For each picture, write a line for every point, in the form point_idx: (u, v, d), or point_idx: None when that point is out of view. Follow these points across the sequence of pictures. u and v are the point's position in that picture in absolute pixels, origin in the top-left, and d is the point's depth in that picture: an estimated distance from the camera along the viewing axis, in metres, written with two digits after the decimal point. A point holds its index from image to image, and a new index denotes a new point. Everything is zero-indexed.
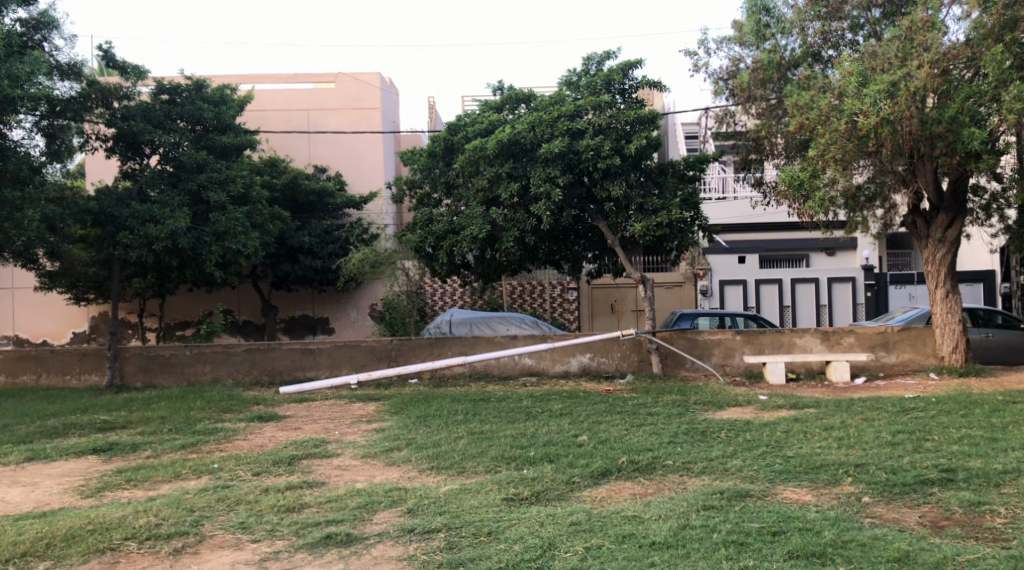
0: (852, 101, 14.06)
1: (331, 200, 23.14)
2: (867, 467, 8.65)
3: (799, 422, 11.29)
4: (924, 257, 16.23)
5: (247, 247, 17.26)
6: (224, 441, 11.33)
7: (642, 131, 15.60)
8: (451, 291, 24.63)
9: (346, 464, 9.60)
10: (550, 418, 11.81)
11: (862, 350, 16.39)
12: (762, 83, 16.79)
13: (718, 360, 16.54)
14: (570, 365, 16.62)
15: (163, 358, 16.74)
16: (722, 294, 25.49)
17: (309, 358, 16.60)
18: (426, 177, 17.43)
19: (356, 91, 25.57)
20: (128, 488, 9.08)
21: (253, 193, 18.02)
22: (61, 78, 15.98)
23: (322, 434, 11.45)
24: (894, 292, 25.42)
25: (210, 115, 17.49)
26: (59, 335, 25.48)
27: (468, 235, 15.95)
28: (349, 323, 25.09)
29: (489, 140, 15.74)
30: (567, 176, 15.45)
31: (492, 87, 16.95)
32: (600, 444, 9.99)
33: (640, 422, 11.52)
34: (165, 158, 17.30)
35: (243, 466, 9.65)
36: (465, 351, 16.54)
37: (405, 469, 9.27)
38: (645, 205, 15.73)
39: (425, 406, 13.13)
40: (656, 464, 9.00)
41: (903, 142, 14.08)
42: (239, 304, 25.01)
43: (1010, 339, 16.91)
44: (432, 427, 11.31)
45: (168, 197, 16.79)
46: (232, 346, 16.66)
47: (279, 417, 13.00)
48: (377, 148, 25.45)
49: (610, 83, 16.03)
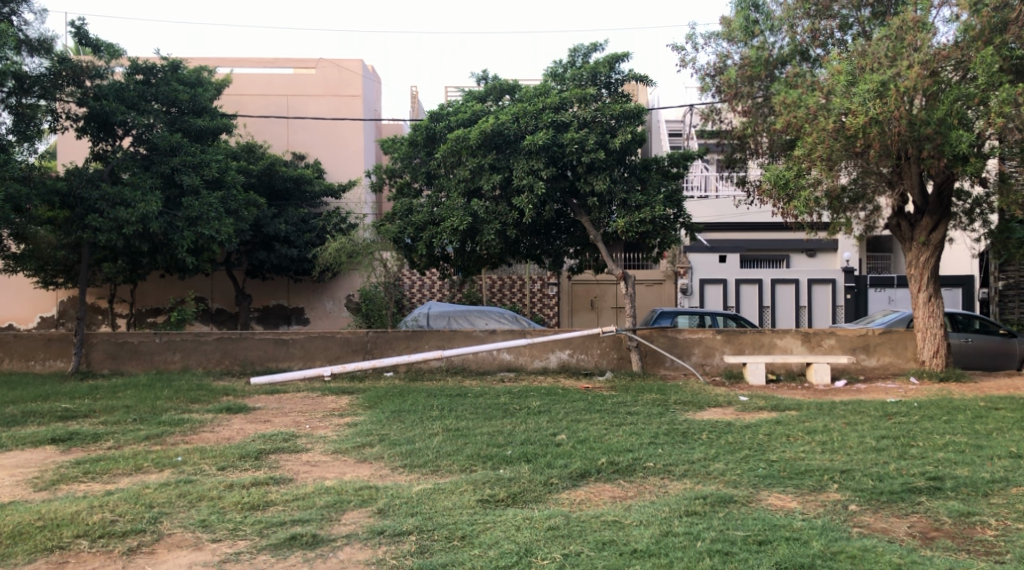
0: (840, 100, 13.85)
1: (309, 187, 22.74)
2: (853, 473, 8.40)
3: (782, 425, 11.05)
4: (907, 260, 16.03)
5: (221, 233, 16.85)
6: (190, 433, 10.96)
7: (627, 126, 15.33)
8: (429, 284, 24.26)
9: (315, 460, 9.26)
10: (528, 416, 11.51)
11: (843, 352, 16.21)
12: (750, 80, 16.53)
13: (697, 359, 16.32)
14: (548, 361, 16.33)
15: (131, 345, 16.31)
16: (702, 293, 25.22)
17: (282, 348, 16.24)
18: (406, 167, 17.09)
19: (338, 78, 25.17)
20: (85, 482, 8.74)
21: (228, 177, 17.61)
22: (29, 53, 15.63)
23: (292, 427, 11.09)
24: (874, 295, 25.11)
25: (186, 97, 17.10)
26: (26, 319, 24.94)
27: (448, 226, 15.61)
28: (324, 313, 24.72)
29: (471, 130, 15.37)
30: (550, 169, 15.15)
31: (476, 77, 16.61)
32: (579, 444, 9.69)
33: (620, 422, 11.24)
34: (138, 140, 16.87)
35: (208, 460, 9.30)
36: (442, 344, 16.22)
37: (377, 467, 8.94)
38: (628, 201, 15.47)
39: (400, 401, 12.79)
40: (636, 465, 8.72)
41: (891, 143, 13.87)
42: (212, 292, 24.55)
43: (990, 344, 16.77)
44: (406, 423, 10.97)
45: (140, 180, 16.37)
46: (203, 334, 16.26)
47: (249, 408, 12.63)
48: (357, 136, 25.05)
49: (596, 75, 15.73)
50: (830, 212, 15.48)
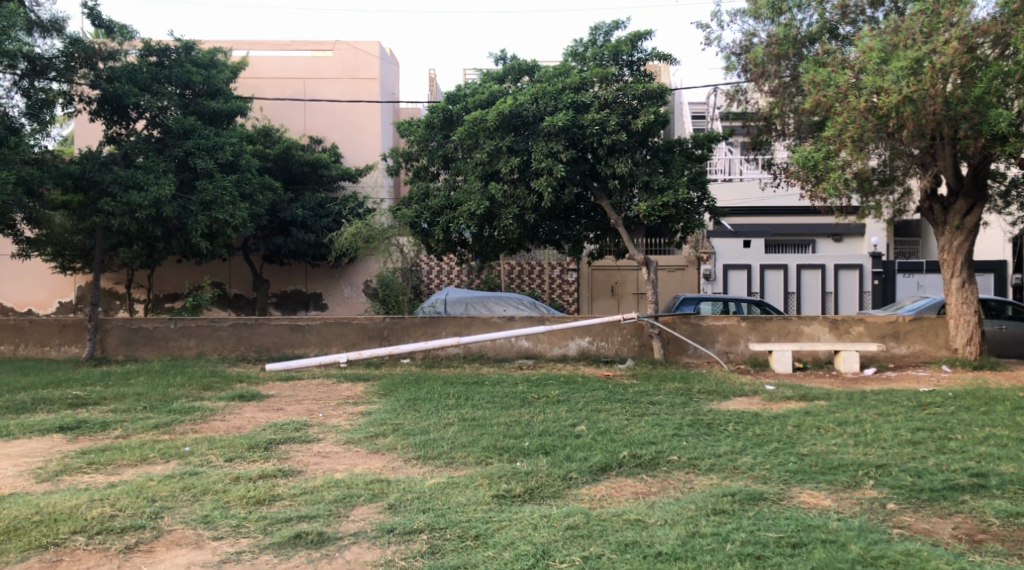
0: (872, 78, 13.45)
1: (326, 171, 22.39)
2: (889, 468, 7.97)
3: (811, 416, 10.68)
4: (940, 245, 15.55)
5: (235, 218, 16.54)
6: (200, 422, 10.65)
7: (649, 107, 14.88)
8: (447, 270, 23.91)
9: (326, 451, 8.93)
10: (547, 405, 11.13)
11: (872, 339, 15.74)
12: (779, 58, 16.03)
13: (721, 346, 15.89)
14: (567, 348, 15.96)
15: (146, 331, 16.06)
16: (726, 278, 24.76)
17: (298, 335, 15.94)
18: (422, 150, 16.47)
19: (355, 61, 24.78)
20: (90, 473, 8.42)
21: (243, 160, 17.26)
22: (41, 35, 15.33)
23: (305, 416, 10.76)
24: (902, 281, 24.69)
25: (199, 79, 16.70)
26: (44, 305, 24.79)
27: (465, 211, 15.25)
28: (342, 299, 24.42)
29: (489, 111, 14.92)
30: (570, 151, 14.73)
31: (494, 57, 16.17)
32: (599, 436, 9.31)
33: (642, 412, 10.84)
34: (152, 123, 16.54)
35: (216, 450, 8.97)
36: (460, 331, 15.85)
37: (389, 458, 8.59)
38: (650, 183, 15.04)
39: (416, 388, 12.44)
40: (660, 459, 8.34)
41: (926, 123, 13.41)
42: (230, 277, 24.29)
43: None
44: (420, 412, 10.62)
45: (153, 163, 16.04)
46: (218, 320, 15.97)
47: (262, 396, 12.32)
48: (374, 119, 24.67)
49: (618, 54, 15.28)
50: (860, 196, 15.08)
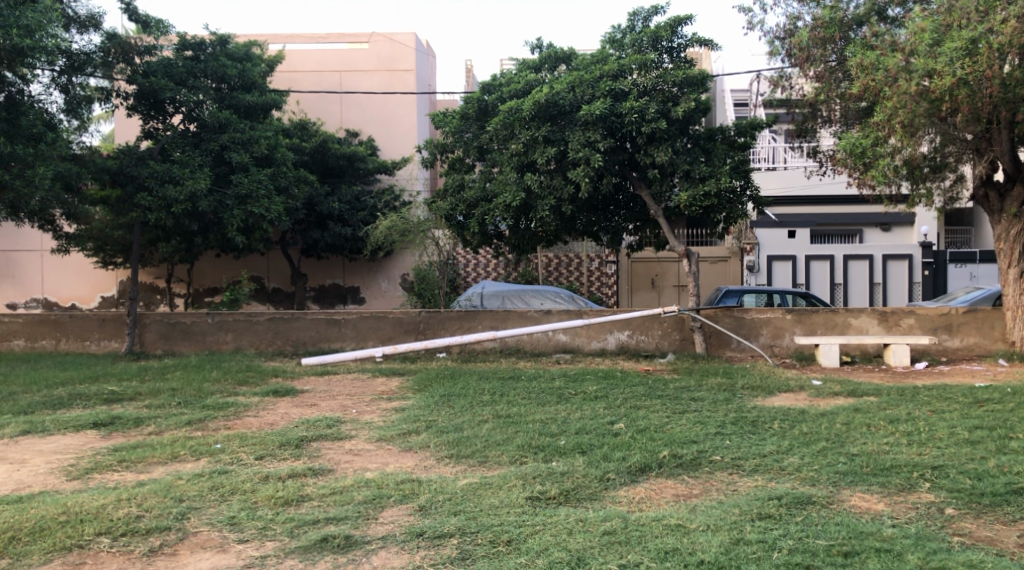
0: (924, 60, 13.21)
1: (363, 164, 22.26)
2: (946, 470, 7.64)
3: (861, 414, 10.45)
4: (996, 233, 14.99)
5: (271, 211, 16.39)
6: (233, 418, 10.47)
7: (690, 94, 14.61)
8: (485, 262, 23.68)
9: (358, 449, 8.71)
10: (584, 401, 10.87)
11: (923, 332, 15.28)
12: (825, 41, 15.70)
13: (765, 340, 15.51)
14: (606, 342, 15.66)
15: (184, 325, 15.99)
16: (770, 269, 24.44)
17: (334, 329, 15.77)
18: (457, 141, 16.11)
19: (390, 52, 24.61)
20: (120, 470, 8.20)
21: (278, 154, 17.12)
22: (78, 30, 15.29)
23: (338, 412, 10.56)
24: (955, 271, 23.95)
25: (234, 72, 16.56)
26: (87, 299, 24.93)
27: (501, 202, 15.00)
28: (380, 292, 24.30)
29: (525, 100, 14.71)
30: (608, 140, 14.42)
31: (530, 46, 15.88)
32: (638, 434, 9.03)
33: (683, 409, 10.54)
34: (188, 117, 16.46)
35: (247, 448, 8.75)
36: (496, 325, 15.60)
37: (421, 457, 8.36)
38: (691, 172, 14.69)
39: (451, 384, 12.23)
40: (702, 459, 8.05)
41: (982, 106, 13.14)
42: (268, 272, 24.28)
43: None
44: (455, 408, 10.39)
45: (189, 157, 15.93)
46: (255, 314, 15.87)
47: (296, 391, 12.15)
48: (410, 111, 24.46)
49: (658, 40, 14.90)
50: (909, 183, 14.71)
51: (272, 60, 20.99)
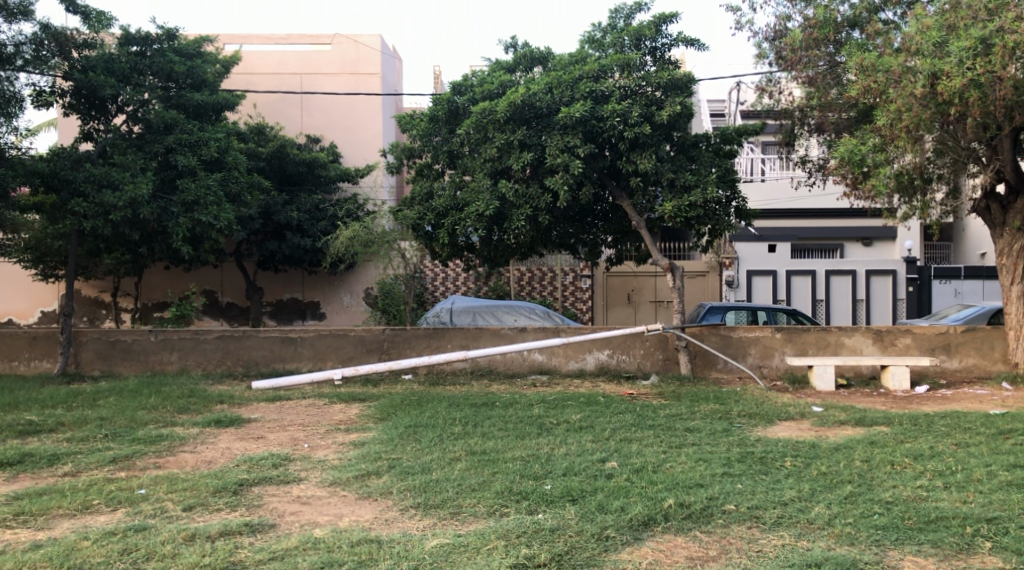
0: (930, 61, 12.21)
1: (324, 171, 20.93)
2: (1003, 524, 6.70)
3: (878, 448, 9.35)
4: (998, 248, 13.88)
5: (221, 220, 14.66)
6: (166, 455, 8.87)
7: (675, 97, 13.45)
8: (453, 276, 22.40)
9: (307, 496, 7.37)
10: (568, 434, 9.59)
11: (921, 353, 14.16)
12: (819, 43, 14.62)
13: (754, 361, 14.35)
14: (585, 363, 14.39)
15: (124, 343, 14.47)
16: (749, 286, 23.27)
17: (289, 348, 14.39)
18: (425, 147, 14.80)
19: (355, 55, 23.39)
20: (15, 528, 6.79)
21: (230, 157, 15.41)
22: (6, 20, 13.70)
23: (287, 448, 9.14)
24: (939, 287, 23.10)
25: (182, 69, 14.92)
26: (26, 314, 23.33)
27: (472, 212, 13.65)
28: (341, 308, 22.96)
29: (499, 101, 13.53)
30: (588, 146, 13.24)
31: (504, 44, 14.63)
32: (635, 476, 7.78)
33: (680, 443, 9.27)
34: (133, 118, 14.74)
35: (175, 495, 7.30)
36: (467, 344, 14.32)
37: (381, 508, 7.03)
38: (676, 181, 13.51)
39: (418, 411, 10.95)
40: (714, 509, 6.91)
41: (992, 110, 12.16)
42: (222, 285, 22.83)
43: None
44: (422, 444, 9.05)
45: (130, 159, 14.11)
46: (203, 332, 14.40)
47: (243, 421, 10.60)
48: (374, 116, 23.23)
49: (640, 39, 13.71)
50: (905, 196, 13.70)
51: (226, 60, 19.57)
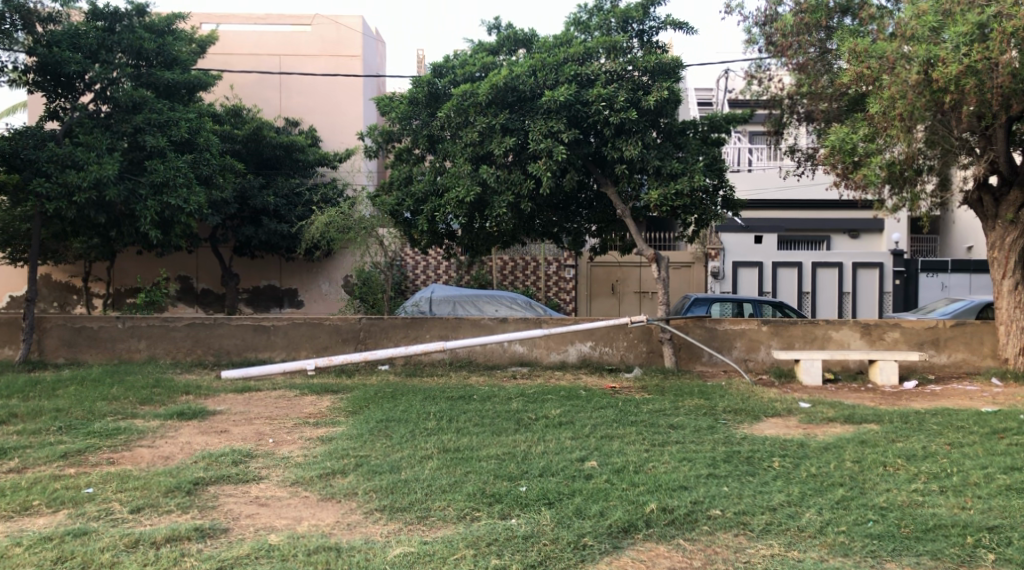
0: (926, 46, 11.77)
1: (302, 155, 20.42)
2: (1006, 534, 6.45)
3: (869, 448, 8.96)
4: (990, 241, 13.49)
5: (191, 203, 14.13)
6: (121, 450, 8.40)
7: (662, 82, 12.98)
8: (434, 264, 21.92)
9: (266, 498, 6.97)
10: (546, 430, 9.15)
11: (909, 348, 13.78)
12: (810, 28, 14.16)
13: (740, 354, 13.95)
14: (567, 354, 13.96)
15: (90, 330, 13.89)
16: (735, 277, 22.96)
17: (261, 337, 13.88)
18: (404, 130, 14.27)
19: (336, 36, 22.82)
20: None
21: (202, 139, 14.86)
22: None
23: (250, 443, 8.68)
24: (926, 281, 22.76)
25: (153, 46, 14.31)
26: None
27: (452, 198, 13.13)
28: (319, 295, 22.46)
29: (481, 84, 13.05)
30: (573, 131, 12.78)
31: (487, 26, 14.13)
32: (615, 476, 7.38)
33: (663, 441, 8.85)
34: (100, 97, 14.10)
35: (123, 496, 6.92)
36: (446, 334, 13.86)
37: (344, 511, 6.76)
38: (662, 168, 13.03)
39: (392, 404, 10.50)
40: (699, 515, 6.65)
41: (988, 100, 11.77)
42: (197, 271, 22.28)
43: None
44: (392, 440, 8.61)
45: (95, 139, 13.51)
46: (172, 319, 13.86)
47: (207, 413, 10.11)
48: (355, 99, 22.70)
49: (627, 22, 13.24)
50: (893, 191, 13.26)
51: (202, 40, 18.96)
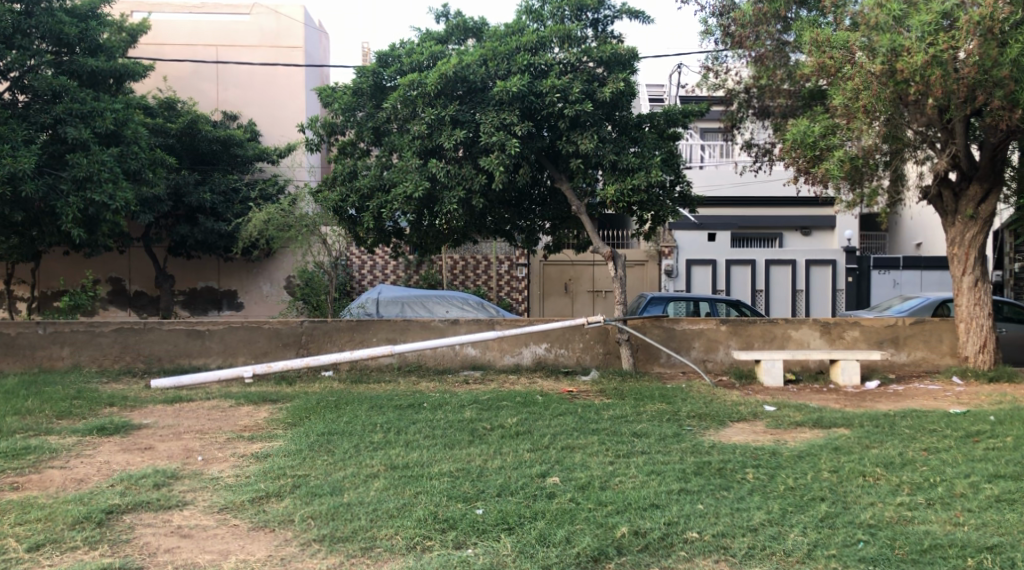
0: (887, 37, 11.26)
1: (239, 150, 19.52)
2: (1007, 554, 6.11)
3: (843, 455, 8.45)
4: (949, 237, 13.04)
5: (116, 199, 13.29)
6: (28, 472, 7.60)
7: (619, 73, 12.39)
8: (381, 264, 21.15)
9: (188, 530, 6.31)
10: (503, 442, 8.48)
11: (869, 346, 13.32)
12: (768, 19, 13.57)
13: (698, 355, 13.39)
14: (521, 357, 13.30)
15: (6, 337, 12.84)
16: (689, 275, 22.47)
17: (196, 342, 12.99)
18: (348, 122, 13.38)
19: (276, 26, 21.97)
20: None
21: (129, 131, 13.94)
22: None
23: (177, 461, 7.92)
24: (877, 278, 22.38)
25: (74, 32, 13.35)
26: None
27: (399, 193, 12.36)
28: (260, 297, 21.60)
29: (429, 73, 12.35)
30: (526, 124, 12.14)
31: (435, 13, 13.40)
32: (580, 496, 6.77)
33: (628, 452, 8.24)
34: (16, 85, 13.09)
35: (23, 530, 6.26)
36: (393, 337, 13.13)
37: (278, 542, 6.17)
38: (617, 163, 12.37)
39: (334, 415, 9.77)
40: (674, 538, 6.24)
41: (952, 92, 11.20)
42: (129, 273, 21.27)
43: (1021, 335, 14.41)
44: (334, 457, 7.89)
45: (11, 130, 12.43)
46: (98, 324, 12.91)
47: (130, 426, 9.29)
48: (295, 92, 21.88)
49: (581, 11, 12.61)
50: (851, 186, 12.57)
51: (132, 28, 17.96)
